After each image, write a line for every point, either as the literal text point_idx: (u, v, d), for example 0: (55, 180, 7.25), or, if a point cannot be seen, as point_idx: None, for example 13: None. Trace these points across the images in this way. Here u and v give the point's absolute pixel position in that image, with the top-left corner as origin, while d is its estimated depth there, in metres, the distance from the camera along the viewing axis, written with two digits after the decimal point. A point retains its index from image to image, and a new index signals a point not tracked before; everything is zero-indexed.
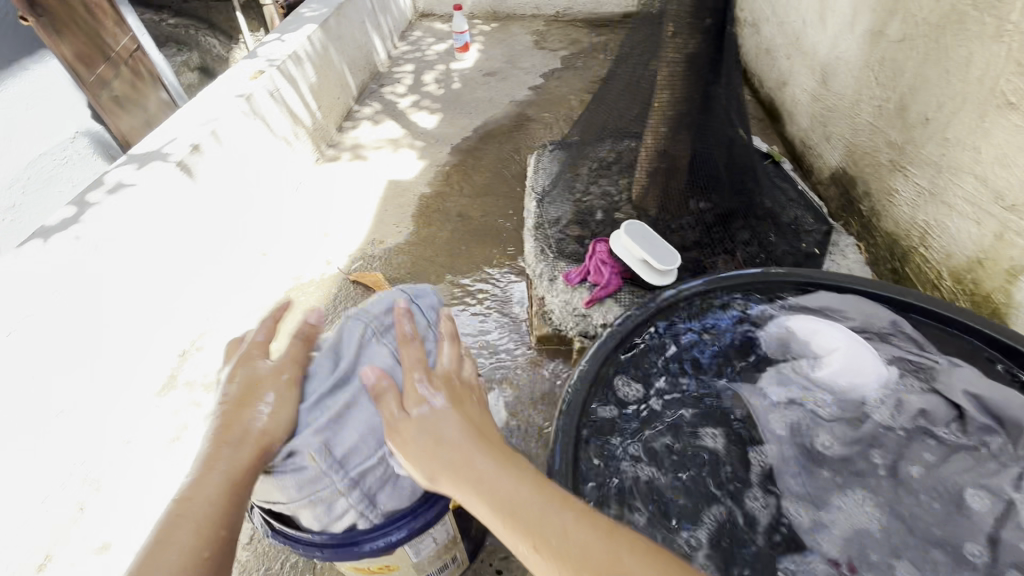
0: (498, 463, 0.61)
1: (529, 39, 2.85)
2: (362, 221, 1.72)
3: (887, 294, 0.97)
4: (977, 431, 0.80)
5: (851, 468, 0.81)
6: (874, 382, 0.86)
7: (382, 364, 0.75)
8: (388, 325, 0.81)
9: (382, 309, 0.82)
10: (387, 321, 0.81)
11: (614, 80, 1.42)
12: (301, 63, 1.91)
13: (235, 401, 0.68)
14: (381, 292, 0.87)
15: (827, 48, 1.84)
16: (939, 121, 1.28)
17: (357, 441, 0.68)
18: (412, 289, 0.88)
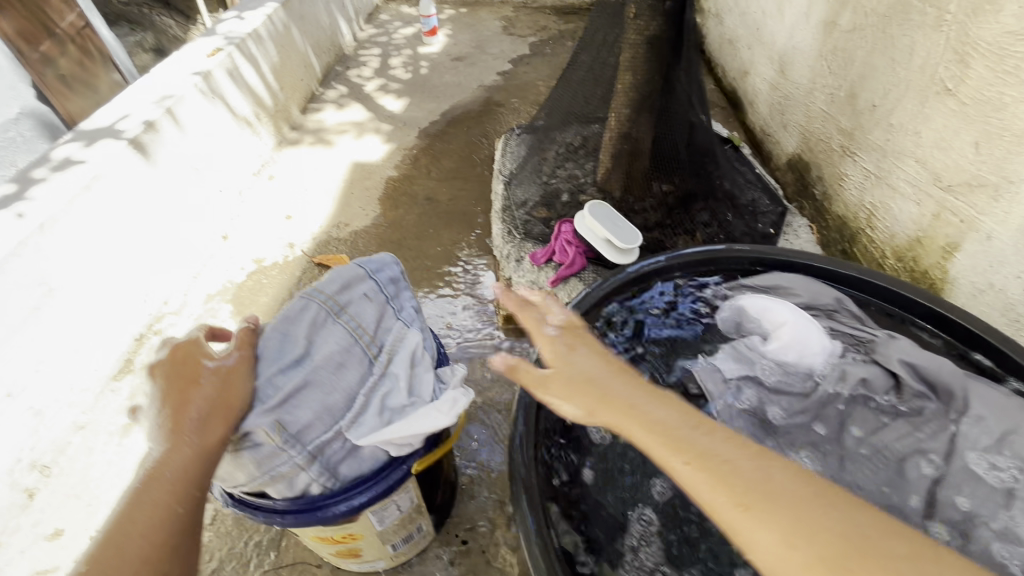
0: (647, 397, 0.61)
1: (498, 24, 2.83)
2: (326, 205, 1.69)
3: (836, 269, 0.99)
4: (913, 398, 0.84)
5: (793, 439, 0.88)
6: (818, 356, 0.91)
7: (339, 344, 0.74)
8: (344, 304, 0.78)
9: (337, 287, 0.79)
10: (342, 300, 0.78)
11: (575, 63, 1.43)
12: (262, 42, 1.85)
13: (179, 386, 0.66)
14: (335, 267, 0.83)
15: (785, 38, 1.90)
16: (885, 108, 1.35)
17: (313, 417, 0.69)
18: (369, 261, 0.85)
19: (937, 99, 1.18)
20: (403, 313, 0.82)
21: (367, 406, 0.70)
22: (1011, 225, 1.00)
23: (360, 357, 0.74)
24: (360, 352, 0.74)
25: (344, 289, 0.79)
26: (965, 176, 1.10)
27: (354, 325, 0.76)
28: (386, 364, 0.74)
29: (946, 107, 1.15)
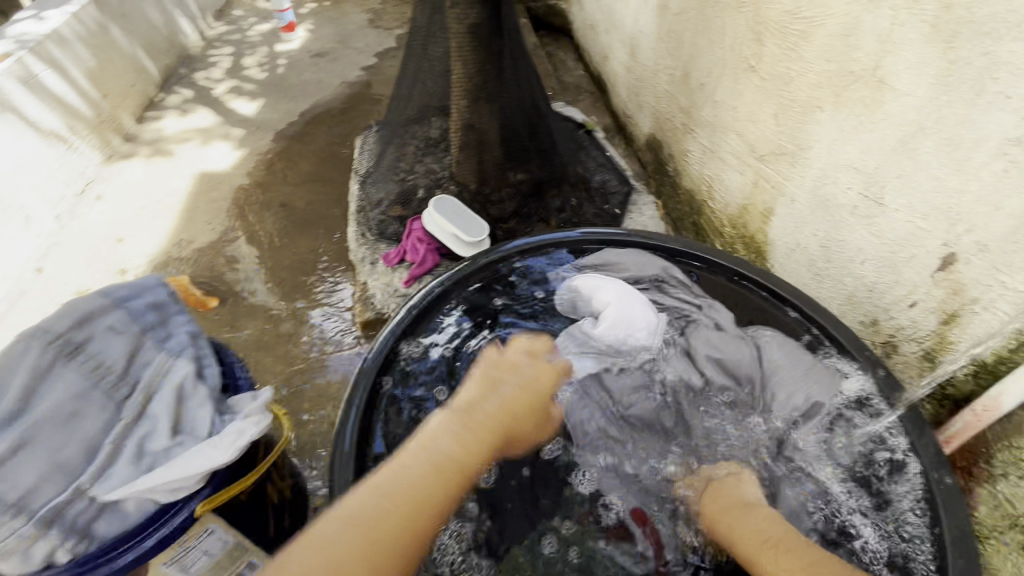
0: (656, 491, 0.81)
1: (364, 17, 2.72)
2: (166, 223, 1.55)
3: (664, 245, 1.08)
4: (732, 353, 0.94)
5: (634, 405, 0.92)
6: (643, 329, 0.94)
7: (72, 389, 0.71)
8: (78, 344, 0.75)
9: (68, 327, 0.76)
10: (76, 339, 0.76)
11: (408, 55, 1.37)
12: (67, 43, 1.68)
13: None
14: (67, 303, 0.79)
15: (632, 22, 1.98)
16: (710, 85, 1.43)
17: (44, 476, 0.65)
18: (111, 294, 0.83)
19: (744, 76, 1.27)
20: (168, 343, 0.82)
21: (125, 448, 0.70)
22: (805, 186, 1.10)
23: (105, 401, 0.73)
24: (105, 395, 0.73)
25: (83, 326, 0.77)
26: (771, 145, 1.19)
27: (91, 366, 0.74)
28: (143, 401, 0.75)
29: (752, 83, 1.24)
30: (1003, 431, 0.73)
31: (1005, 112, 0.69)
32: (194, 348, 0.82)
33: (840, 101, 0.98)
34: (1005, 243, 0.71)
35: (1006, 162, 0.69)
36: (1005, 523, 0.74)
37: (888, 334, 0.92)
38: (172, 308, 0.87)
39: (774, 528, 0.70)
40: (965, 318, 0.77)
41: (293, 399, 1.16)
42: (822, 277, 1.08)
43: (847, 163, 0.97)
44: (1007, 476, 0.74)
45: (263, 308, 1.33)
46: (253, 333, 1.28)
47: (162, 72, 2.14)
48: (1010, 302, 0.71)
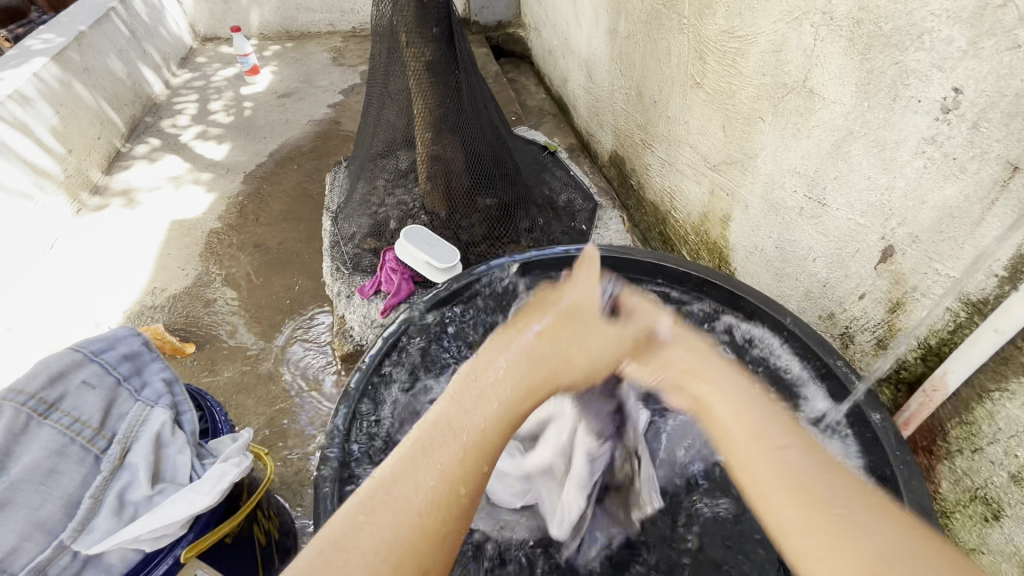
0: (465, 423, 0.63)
1: (327, 56, 2.77)
2: (139, 274, 1.55)
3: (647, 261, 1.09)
4: None
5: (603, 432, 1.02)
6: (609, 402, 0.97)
7: (80, 443, 0.65)
8: (91, 391, 0.69)
9: (89, 378, 0.70)
10: (93, 387, 0.70)
11: (370, 95, 1.43)
12: (30, 102, 1.65)
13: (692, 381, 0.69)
14: (74, 345, 0.72)
15: (586, 47, 2.07)
16: (663, 103, 1.51)
17: (21, 537, 0.58)
18: (105, 338, 0.75)
19: (692, 92, 1.34)
20: (142, 391, 0.74)
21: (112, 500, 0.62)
22: (756, 193, 1.16)
23: (82, 455, 0.65)
24: (80, 450, 0.65)
25: (55, 384, 0.68)
26: (722, 155, 1.26)
27: (98, 417, 0.68)
28: (121, 453, 0.66)
29: (699, 98, 1.31)
30: (952, 411, 0.78)
31: (919, 114, 0.75)
32: (171, 395, 0.75)
33: (778, 112, 1.04)
34: (933, 233, 0.76)
35: (926, 159, 0.75)
36: (966, 498, 0.78)
37: (844, 326, 0.97)
38: (147, 356, 0.78)
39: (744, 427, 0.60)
40: (910, 306, 0.82)
41: (278, 438, 1.16)
42: (781, 276, 1.13)
43: (791, 168, 1.03)
44: (961, 452, 0.78)
45: (242, 350, 1.34)
46: (233, 375, 1.28)
47: (126, 123, 2.14)
48: (942, 288, 0.76)
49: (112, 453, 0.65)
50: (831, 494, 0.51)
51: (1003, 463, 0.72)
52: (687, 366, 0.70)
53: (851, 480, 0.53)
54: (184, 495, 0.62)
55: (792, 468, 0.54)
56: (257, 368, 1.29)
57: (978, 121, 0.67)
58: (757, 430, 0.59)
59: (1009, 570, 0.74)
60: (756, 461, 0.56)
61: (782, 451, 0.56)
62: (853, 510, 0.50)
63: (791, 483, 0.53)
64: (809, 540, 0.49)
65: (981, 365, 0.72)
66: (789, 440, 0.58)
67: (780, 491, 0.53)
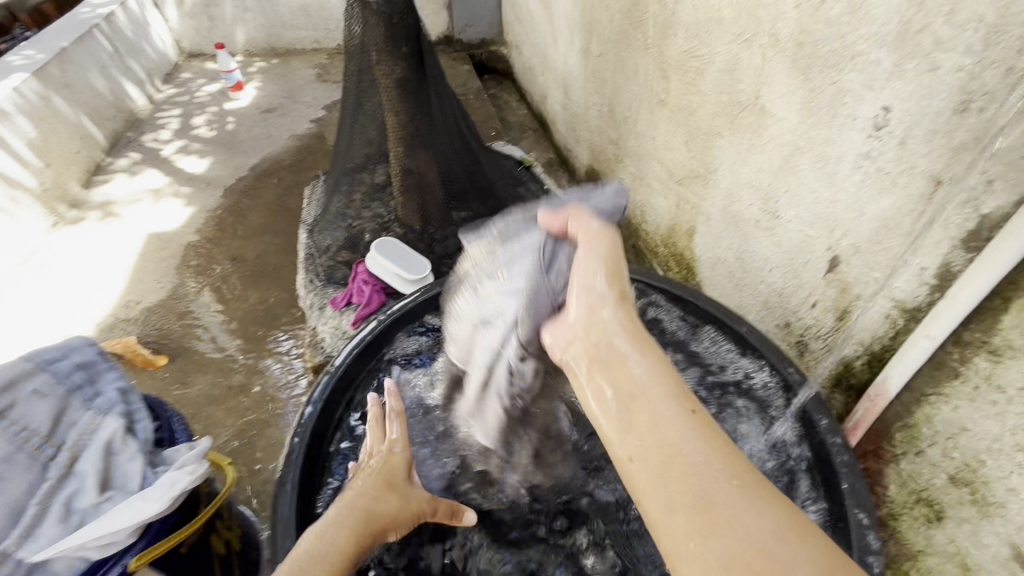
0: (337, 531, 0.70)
1: (311, 72, 2.81)
2: (113, 286, 1.55)
3: None
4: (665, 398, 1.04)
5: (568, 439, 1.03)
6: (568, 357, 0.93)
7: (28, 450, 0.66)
8: (42, 400, 0.70)
9: (41, 386, 0.71)
10: (45, 395, 0.71)
11: (345, 111, 1.46)
12: (8, 117, 1.67)
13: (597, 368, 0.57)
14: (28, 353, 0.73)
15: (563, 65, 2.12)
16: (632, 119, 1.55)
17: None
18: (60, 347, 0.76)
19: (657, 109, 1.38)
20: (96, 400, 0.75)
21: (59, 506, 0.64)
22: (717, 206, 1.19)
23: (29, 463, 0.65)
24: (28, 458, 0.66)
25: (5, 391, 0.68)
26: (686, 169, 1.30)
27: (48, 425, 0.69)
28: (70, 461, 0.68)
29: (664, 114, 1.35)
30: (895, 414, 0.81)
31: (855, 131, 0.79)
32: (125, 404, 0.76)
33: (734, 128, 1.08)
34: (872, 243, 0.80)
35: (862, 173, 0.79)
36: (911, 500, 0.80)
37: (798, 334, 1.00)
38: (102, 365, 0.79)
39: (661, 434, 0.48)
40: (854, 313, 0.86)
41: (246, 449, 1.16)
42: (741, 287, 1.16)
43: (746, 182, 1.07)
44: (905, 454, 0.80)
45: (214, 361, 1.34)
46: (204, 388, 1.28)
47: (107, 137, 2.15)
48: (882, 296, 0.80)
49: (61, 461, 0.67)
50: (750, 522, 0.42)
51: (942, 464, 0.75)
52: (585, 324, 0.60)
53: (723, 453, 0.47)
54: (131, 502, 0.63)
55: (707, 486, 0.44)
56: (229, 380, 1.29)
57: (905, 138, 0.71)
58: (669, 442, 0.48)
59: (952, 570, 0.76)
60: (637, 423, 0.50)
61: (666, 419, 0.49)
62: (735, 494, 0.44)
63: (703, 498, 0.44)
64: (681, 520, 0.44)
65: (917, 369, 0.74)
66: (672, 409, 0.50)
67: (650, 464, 0.47)
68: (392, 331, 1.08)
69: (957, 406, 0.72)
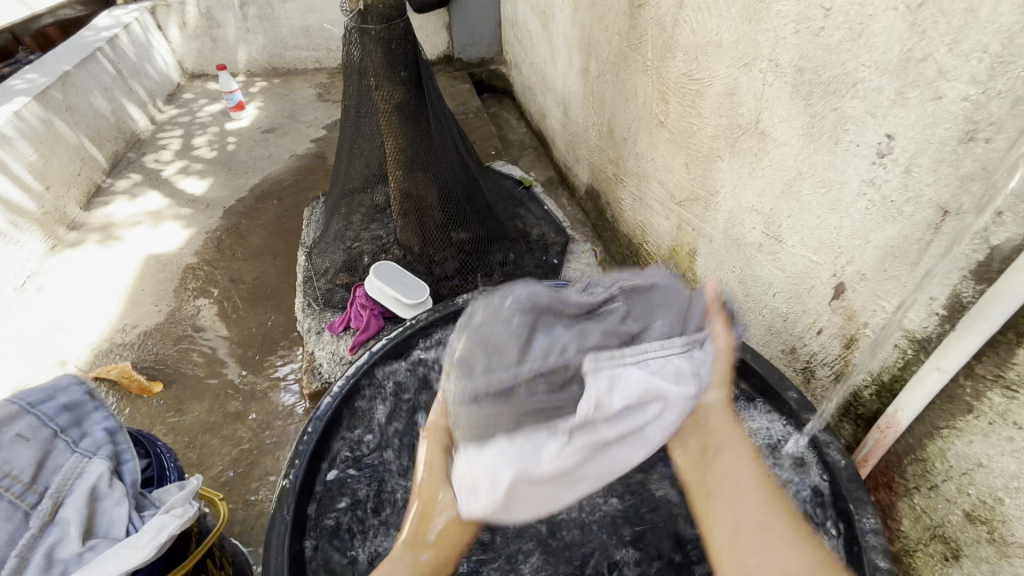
0: None
1: (312, 92, 2.83)
2: (109, 310, 1.53)
3: None
4: None
5: None
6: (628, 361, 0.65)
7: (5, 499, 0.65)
8: (25, 444, 0.70)
9: (26, 430, 0.71)
10: (28, 439, 0.70)
11: (344, 133, 1.45)
12: (8, 141, 1.67)
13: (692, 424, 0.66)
14: (16, 394, 0.73)
15: (562, 84, 2.13)
16: (632, 139, 1.55)
17: None
18: (47, 386, 0.75)
19: (657, 130, 1.38)
20: (82, 442, 0.74)
21: (40, 556, 0.62)
22: (719, 228, 1.18)
23: (10, 512, 0.65)
24: (10, 506, 0.65)
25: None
26: (687, 191, 1.29)
27: (29, 471, 0.68)
28: (52, 509, 0.66)
29: (664, 136, 1.35)
30: (906, 447, 0.78)
31: (858, 157, 0.78)
32: (112, 444, 0.75)
33: (735, 152, 1.07)
34: (879, 271, 0.78)
35: (867, 200, 0.78)
36: (925, 536, 0.78)
37: (805, 361, 0.98)
38: (90, 404, 0.77)
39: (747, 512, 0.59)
40: (862, 342, 0.84)
41: (241, 479, 1.14)
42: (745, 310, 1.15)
43: (749, 206, 1.06)
44: (918, 489, 0.78)
45: (210, 387, 1.32)
46: (199, 414, 1.26)
47: (109, 158, 2.16)
48: (890, 325, 0.78)
49: (43, 510, 0.66)
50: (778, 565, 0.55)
51: (958, 500, 0.72)
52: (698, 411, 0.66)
53: (765, 491, 0.60)
54: (117, 548, 0.61)
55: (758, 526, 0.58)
56: (225, 406, 1.28)
57: (909, 166, 0.70)
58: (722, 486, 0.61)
59: None
60: (709, 472, 0.63)
61: (736, 480, 0.61)
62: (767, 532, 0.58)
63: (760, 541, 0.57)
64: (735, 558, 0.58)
65: (930, 401, 0.72)
66: (727, 435, 0.65)
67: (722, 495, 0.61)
68: (392, 358, 1.06)
69: (971, 441, 0.69)
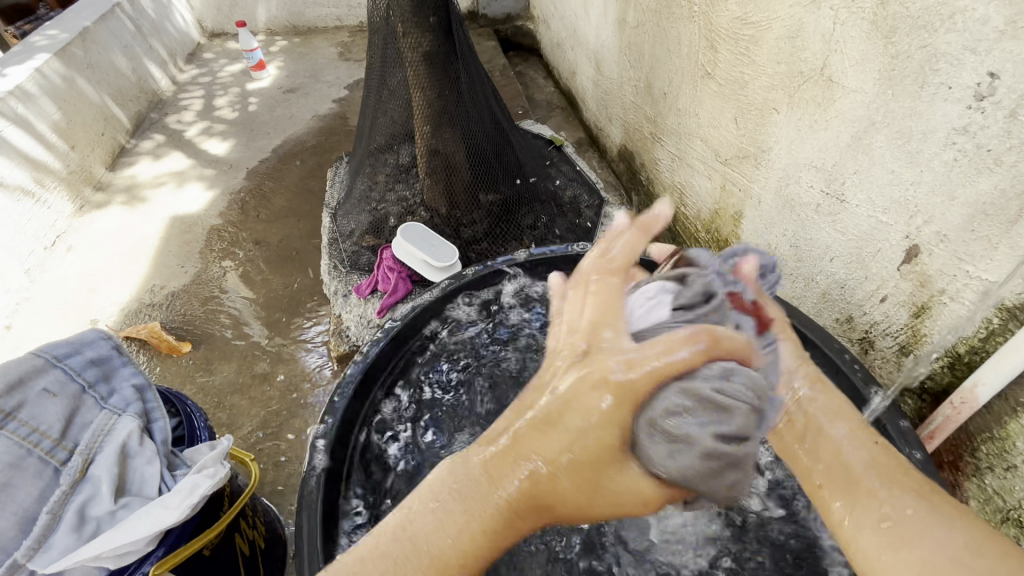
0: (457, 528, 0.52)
1: (333, 51, 2.75)
2: (137, 271, 1.53)
3: None
4: None
5: None
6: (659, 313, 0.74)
7: (27, 456, 0.63)
8: (53, 399, 0.69)
9: (54, 384, 0.70)
10: (55, 393, 0.69)
11: (368, 87, 1.38)
12: (31, 98, 1.64)
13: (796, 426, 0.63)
14: (42, 345, 0.71)
15: (595, 38, 2.01)
16: (673, 93, 1.45)
17: None
18: (72, 339, 0.74)
19: (703, 83, 1.27)
20: (110, 398, 0.73)
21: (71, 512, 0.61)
22: (770, 188, 1.10)
23: (40, 468, 0.64)
24: (39, 462, 0.64)
25: (15, 390, 0.67)
26: (735, 149, 1.20)
27: (55, 427, 0.67)
28: (82, 465, 0.65)
29: (710, 89, 1.25)
30: (981, 424, 0.72)
31: (948, 102, 0.69)
32: (142, 402, 0.74)
33: (793, 102, 0.98)
34: (964, 231, 0.71)
35: (956, 151, 0.69)
36: (996, 519, 0.73)
37: (863, 331, 0.91)
38: (117, 360, 0.76)
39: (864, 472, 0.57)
40: (935, 311, 0.77)
41: (270, 441, 1.13)
42: (796, 276, 1.07)
43: (807, 162, 0.97)
44: (992, 469, 0.72)
45: (238, 349, 1.31)
46: (229, 374, 1.26)
47: (132, 119, 2.13)
48: (975, 292, 0.70)
49: (73, 466, 0.64)
50: (908, 516, 0.53)
51: None
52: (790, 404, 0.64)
53: (882, 464, 0.57)
54: (150, 509, 0.60)
55: (879, 492, 0.55)
56: (254, 368, 1.27)
57: (1016, 110, 0.61)
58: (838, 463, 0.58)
59: None
60: (817, 464, 0.59)
61: (848, 457, 0.58)
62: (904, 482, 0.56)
63: (858, 488, 0.56)
64: (878, 543, 0.53)
65: (1017, 375, 0.66)
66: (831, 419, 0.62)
67: (841, 491, 0.57)
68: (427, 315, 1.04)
69: None
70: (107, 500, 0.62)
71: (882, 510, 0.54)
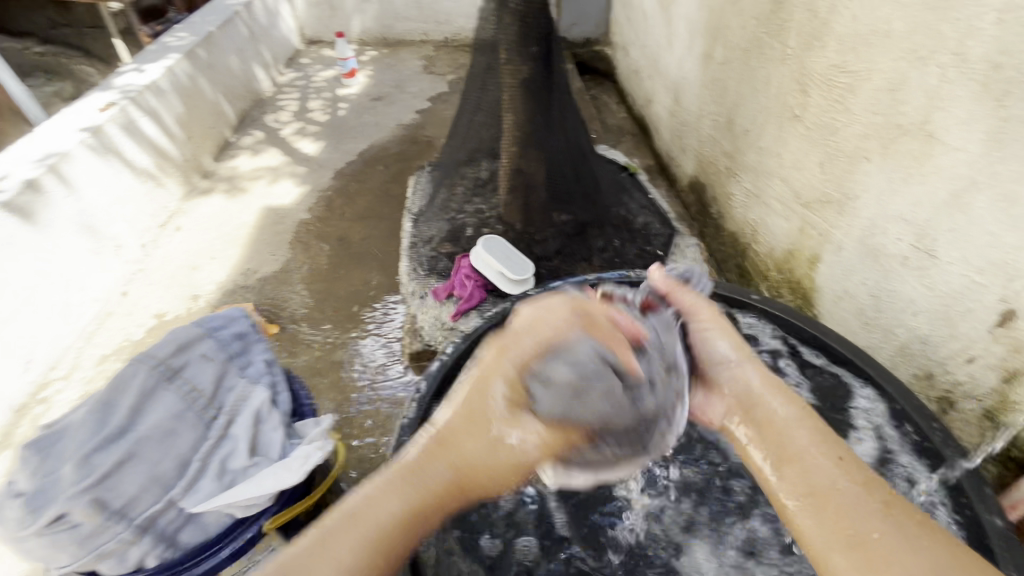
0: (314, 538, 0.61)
1: (418, 64, 2.91)
2: (235, 255, 1.67)
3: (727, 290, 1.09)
4: None
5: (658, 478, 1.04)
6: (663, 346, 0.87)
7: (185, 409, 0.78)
8: (206, 363, 0.83)
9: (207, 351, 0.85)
10: (207, 359, 0.84)
11: (462, 105, 1.48)
12: (162, 93, 1.83)
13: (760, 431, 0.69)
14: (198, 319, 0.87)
15: (676, 69, 2.05)
16: (755, 132, 1.46)
17: (137, 489, 0.70)
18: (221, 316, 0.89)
19: (790, 125, 1.29)
20: (248, 369, 0.86)
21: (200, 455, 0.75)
22: (854, 236, 1.10)
23: (194, 420, 0.78)
24: (194, 416, 0.78)
25: (181, 352, 0.82)
26: (817, 193, 1.20)
27: (206, 386, 0.81)
28: (225, 423, 0.78)
29: (797, 131, 1.26)
30: None
31: None
32: (271, 374, 0.87)
33: (887, 154, 0.98)
34: None
35: None
36: None
37: (944, 390, 0.90)
38: (254, 336, 0.90)
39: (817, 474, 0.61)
40: None
41: (344, 426, 1.22)
42: (873, 326, 1.07)
43: (897, 214, 0.97)
44: None
45: (319, 336, 1.42)
46: (310, 359, 1.37)
47: (237, 115, 2.34)
48: None
49: (219, 423, 0.78)
50: (865, 521, 0.56)
51: None
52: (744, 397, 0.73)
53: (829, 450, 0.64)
54: (275, 468, 0.73)
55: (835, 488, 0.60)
56: (332, 356, 1.36)
57: None
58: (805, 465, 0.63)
59: None
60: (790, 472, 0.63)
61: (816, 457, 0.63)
62: (888, 531, 0.55)
63: (827, 502, 0.59)
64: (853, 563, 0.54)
65: None
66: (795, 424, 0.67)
67: (811, 503, 0.59)
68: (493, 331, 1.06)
69: None
70: (237, 452, 0.76)
71: (838, 509, 0.58)
